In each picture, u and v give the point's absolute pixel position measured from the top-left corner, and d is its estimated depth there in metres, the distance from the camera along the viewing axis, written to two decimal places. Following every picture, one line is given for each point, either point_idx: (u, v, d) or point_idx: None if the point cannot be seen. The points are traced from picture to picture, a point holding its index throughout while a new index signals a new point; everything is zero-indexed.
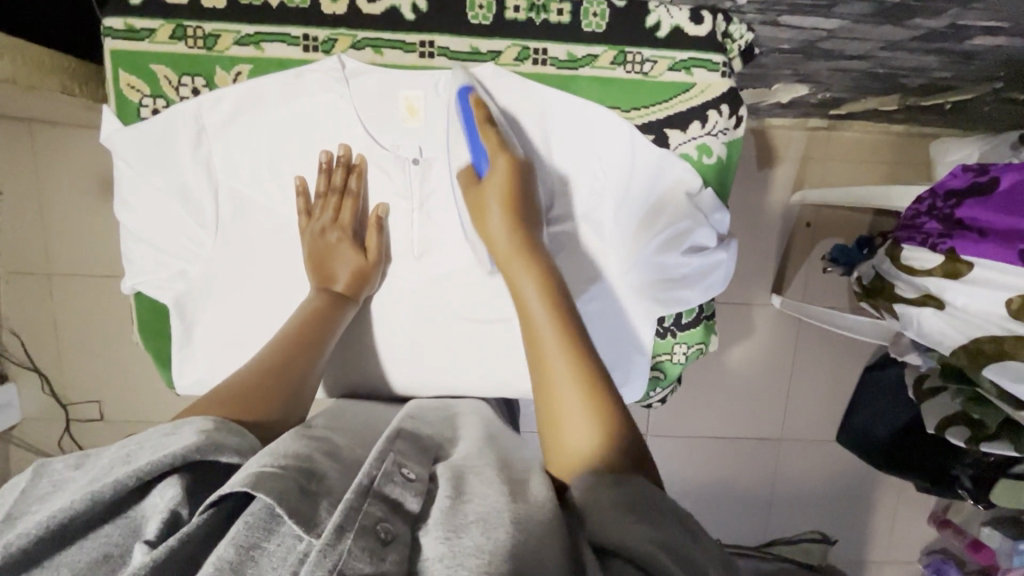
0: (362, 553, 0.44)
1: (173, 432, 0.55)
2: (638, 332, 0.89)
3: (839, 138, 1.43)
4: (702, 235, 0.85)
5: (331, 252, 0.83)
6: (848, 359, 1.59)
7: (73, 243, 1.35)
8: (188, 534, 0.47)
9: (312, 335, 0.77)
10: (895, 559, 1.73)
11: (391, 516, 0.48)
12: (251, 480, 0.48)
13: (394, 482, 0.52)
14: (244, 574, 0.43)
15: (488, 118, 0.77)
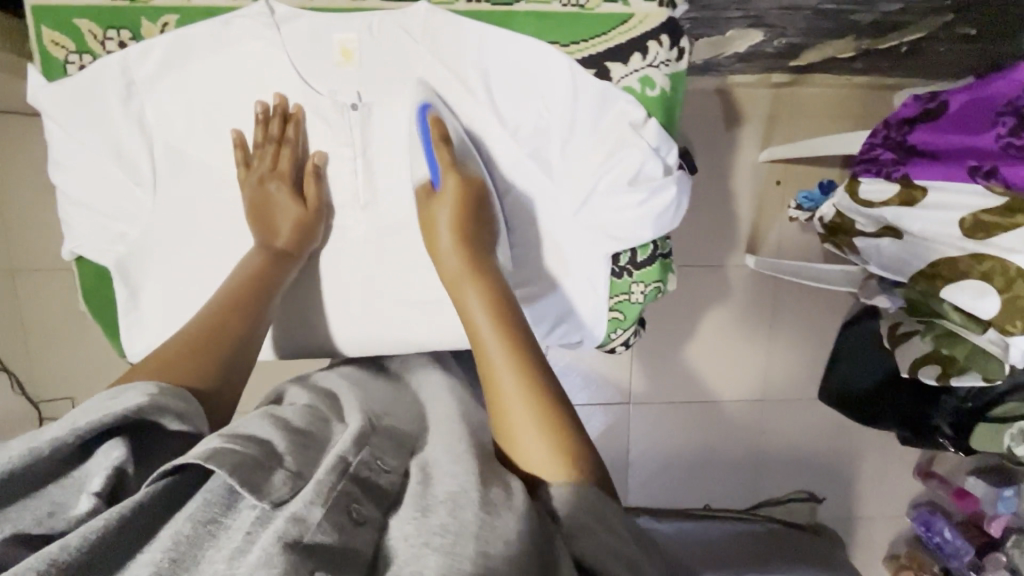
0: (329, 528, 0.45)
1: (118, 394, 0.52)
2: (591, 270, 0.88)
3: (803, 93, 1.43)
4: (649, 168, 0.82)
5: (268, 205, 0.83)
6: (826, 316, 1.59)
7: (36, 236, 1.34)
8: (141, 502, 0.45)
9: (258, 292, 0.77)
10: (884, 514, 1.74)
11: (362, 499, 0.49)
12: (209, 453, 0.47)
13: (370, 468, 0.53)
14: (200, 549, 0.43)
15: (443, 136, 0.78)
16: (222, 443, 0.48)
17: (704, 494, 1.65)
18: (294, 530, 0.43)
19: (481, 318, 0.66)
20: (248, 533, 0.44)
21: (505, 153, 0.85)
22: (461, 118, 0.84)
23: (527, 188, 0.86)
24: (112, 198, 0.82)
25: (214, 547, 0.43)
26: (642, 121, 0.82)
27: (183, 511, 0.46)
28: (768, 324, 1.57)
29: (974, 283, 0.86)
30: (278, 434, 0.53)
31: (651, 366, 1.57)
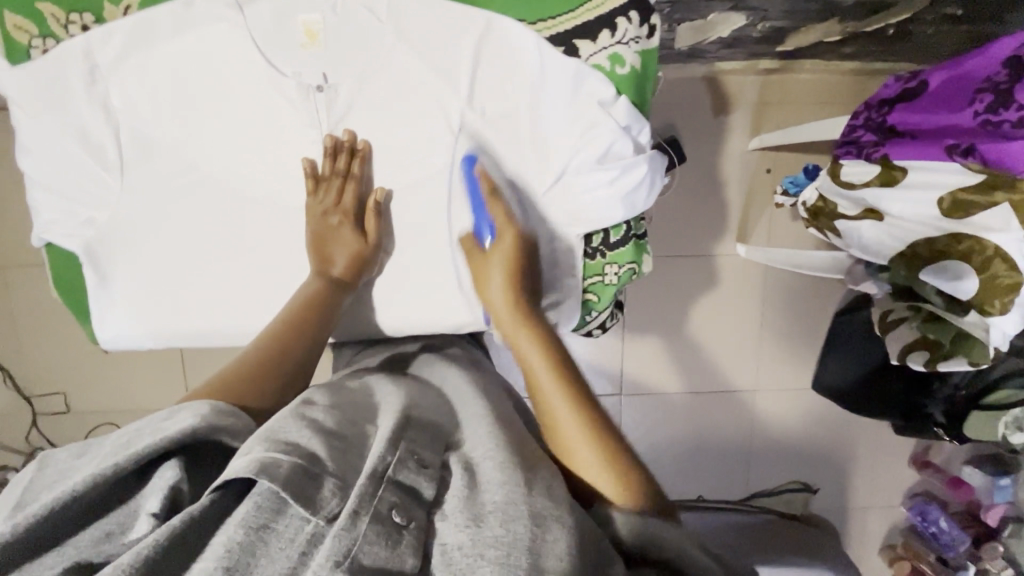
0: (376, 537, 0.45)
1: (172, 417, 0.51)
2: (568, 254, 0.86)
3: (791, 80, 1.41)
4: (618, 146, 0.81)
5: (329, 238, 0.84)
6: (819, 306, 1.57)
7: (19, 234, 1.34)
8: (193, 514, 0.45)
9: (310, 317, 0.78)
10: (880, 505, 1.72)
11: (406, 502, 0.49)
12: (258, 465, 0.46)
13: (410, 469, 0.52)
14: (256, 558, 0.43)
15: (493, 187, 0.81)
16: (272, 454, 0.48)
17: (698, 484, 1.64)
18: (343, 547, 0.44)
19: (529, 348, 0.68)
20: (303, 549, 0.44)
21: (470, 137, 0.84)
22: (428, 101, 0.83)
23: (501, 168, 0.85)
24: (80, 181, 0.82)
25: (265, 559, 0.43)
26: (613, 100, 0.80)
27: (232, 516, 0.45)
28: (760, 314, 1.56)
29: (953, 266, 0.90)
30: (317, 437, 0.52)
31: (644, 357, 1.55)
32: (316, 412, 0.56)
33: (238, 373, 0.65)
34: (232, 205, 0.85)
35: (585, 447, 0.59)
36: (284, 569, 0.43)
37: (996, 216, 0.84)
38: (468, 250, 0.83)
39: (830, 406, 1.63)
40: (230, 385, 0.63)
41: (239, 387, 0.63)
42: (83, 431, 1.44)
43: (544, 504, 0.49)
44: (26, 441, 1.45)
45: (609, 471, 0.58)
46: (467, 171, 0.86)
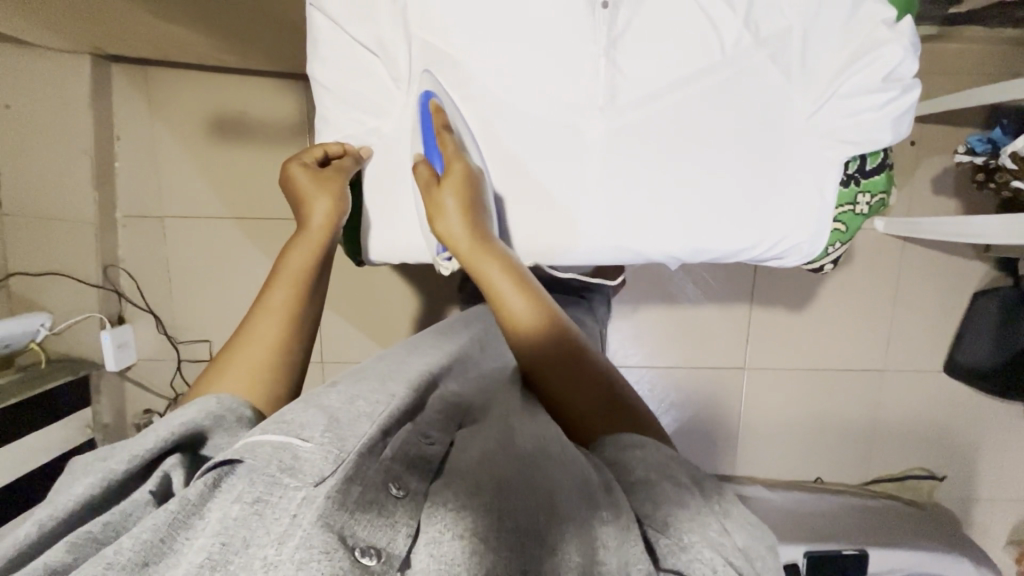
0: (370, 508, 0.41)
1: (180, 411, 0.53)
2: (820, 197, 0.69)
3: (945, 49, 1.37)
4: (902, 65, 0.64)
5: (305, 196, 0.70)
6: (955, 286, 1.52)
7: (184, 186, 1.42)
8: (184, 499, 0.41)
9: (309, 281, 0.68)
10: (1008, 498, 1.64)
11: (405, 473, 0.46)
12: (242, 446, 0.43)
13: (411, 445, 0.50)
14: (252, 530, 0.38)
15: (446, 124, 0.66)
16: (260, 436, 0.44)
17: (816, 466, 1.61)
18: (341, 510, 0.40)
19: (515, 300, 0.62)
20: (296, 514, 0.39)
21: (722, 55, 0.65)
22: (696, 9, 0.64)
23: (751, 87, 0.67)
24: (366, 89, 0.70)
25: (261, 532, 0.38)
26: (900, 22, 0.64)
27: (227, 492, 0.41)
28: (893, 290, 1.52)
29: None
30: (319, 417, 0.47)
31: (768, 332, 1.53)
32: (333, 391, 0.54)
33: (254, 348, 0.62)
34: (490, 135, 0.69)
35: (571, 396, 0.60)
36: (276, 536, 0.37)
37: None
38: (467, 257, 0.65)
39: (959, 392, 1.57)
40: (238, 371, 0.60)
41: (251, 375, 0.60)
42: None
43: (534, 475, 0.48)
44: (170, 387, 1.51)
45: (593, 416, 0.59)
46: (706, 87, 0.67)
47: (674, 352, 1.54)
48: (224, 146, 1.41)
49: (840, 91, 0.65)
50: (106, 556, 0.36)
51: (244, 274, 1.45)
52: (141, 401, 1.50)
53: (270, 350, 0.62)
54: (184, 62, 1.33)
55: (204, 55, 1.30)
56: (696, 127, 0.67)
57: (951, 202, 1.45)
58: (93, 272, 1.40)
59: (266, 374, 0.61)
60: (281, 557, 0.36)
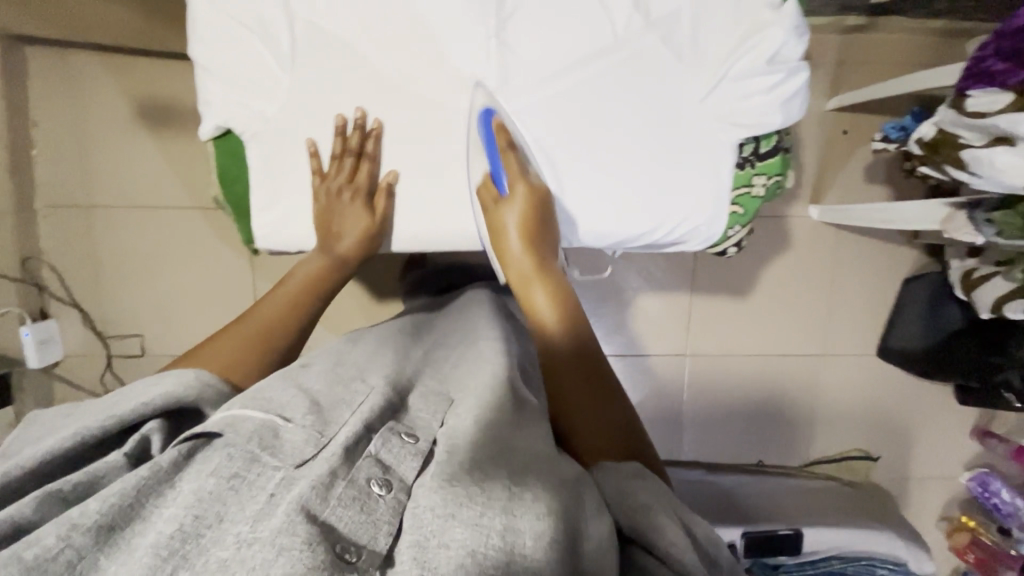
0: (348, 500, 0.44)
1: (159, 380, 0.53)
2: (717, 179, 0.72)
3: (875, 39, 1.40)
4: (786, 48, 0.67)
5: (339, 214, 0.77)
6: (888, 271, 1.56)
7: (108, 173, 1.36)
8: (157, 467, 0.44)
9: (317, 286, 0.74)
10: (940, 476, 1.70)
11: (385, 470, 0.49)
12: (227, 420, 0.48)
13: (390, 445, 0.52)
14: (224, 505, 0.42)
15: (511, 143, 0.70)
16: (242, 412, 0.49)
17: (758, 449, 1.64)
18: (319, 498, 0.43)
19: (544, 308, 0.62)
20: (274, 493, 0.43)
21: (614, 36, 0.69)
22: None
23: (644, 67, 0.70)
24: (251, 67, 0.72)
25: (236, 503, 0.42)
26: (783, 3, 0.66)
27: (202, 466, 0.45)
28: (829, 276, 1.55)
29: None
30: (301, 405, 0.53)
31: (708, 319, 1.55)
32: (305, 377, 0.59)
33: (243, 333, 0.64)
34: None
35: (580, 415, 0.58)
36: (254, 511, 0.41)
37: None
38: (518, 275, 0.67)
39: (892, 374, 1.62)
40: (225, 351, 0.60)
41: (239, 358, 0.60)
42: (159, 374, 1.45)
43: (515, 472, 0.49)
44: (100, 383, 1.46)
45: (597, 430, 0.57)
46: (602, 67, 0.70)
47: (617, 340, 1.55)
48: (150, 132, 1.36)
49: (731, 69, 0.68)
50: (88, 504, 0.41)
51: (176, 266, 1.41)
52: (70, 399, 1.45)
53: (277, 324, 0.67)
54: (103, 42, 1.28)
55: (121, 36, 1.24)
56: (591, 104, 0.72)
57: (882, 190, 1.49)
58: (11, 265, 1.33)
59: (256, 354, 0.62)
60: (255, 535, 0.39)
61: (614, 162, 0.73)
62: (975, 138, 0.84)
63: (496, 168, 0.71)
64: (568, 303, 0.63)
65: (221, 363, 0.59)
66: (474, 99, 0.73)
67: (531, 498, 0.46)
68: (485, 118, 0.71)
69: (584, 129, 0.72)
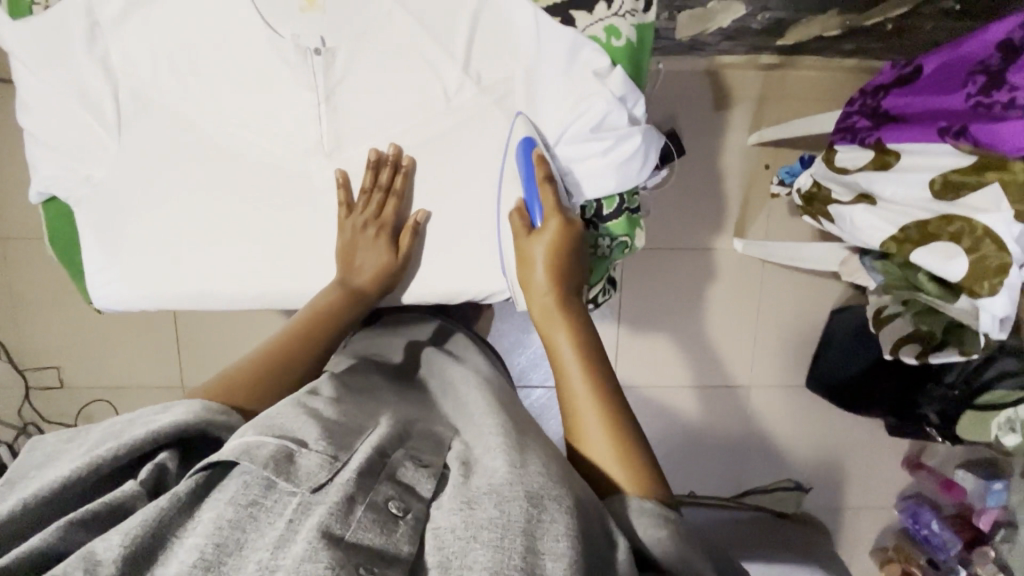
0: (369, 523, 0.42)
1: (167, 409, 0.48)
2: None
3: (793, 76, 1.42)
4: (614, 116, 0.67)
5: (352, 251, 0.71)
6: (815, 303, 1.56)
7: (19, 207, 1.33)
8: (178, 498, 0.42)
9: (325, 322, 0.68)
10: (872, 506, 1.70)
11: (404, 493, 0.46)
12: (241, 449, 0.44)
13: (404, 467, 0.48)
14: (245, 534, 0.40)
15: (548, 175, 0.67)
16: (258, 437, 0.45)
17: (690, 480, 1.64)
18: (340, 522, 0.41)
19: (538, 266, 0.65)
20: (290, 519, 0.41)
21: (448, 103, 0.70)
22: (418, 60, 0.68)
23: (479, 134, 0.71)
24: (75, 134, 0.64)
25: (254, 535, 0.40)
26: (607, 71, 0.66)
27: (222, 493, 0.43)
28: (756, 308, 1.55)
29: (940, 244, 0.71)
30: (314, 427, 0.49)
31: (637, 351, 1.55)
32: (318, 408, 0.53)
33: (242, 368, 0.58)
34: (223, 178, 0.68)
35: (576, 373, 0.56)
36: (271, 541, 0.39)
37: (985, 197, 0.66)
38: (514, 228, 0.69)
39: (823, 405, 1.63)
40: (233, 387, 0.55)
41: (247, 394, 0.55)
42: (79, 406, 1.44)
43: (542, 482, 0.45)
44: (19, 414, 1.44)
45: (612, 439, 0.52)
46: (438, 133, 0.71)
47: None
48: None
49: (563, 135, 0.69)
50: (108, 538, 0.38)
51: None
52: None
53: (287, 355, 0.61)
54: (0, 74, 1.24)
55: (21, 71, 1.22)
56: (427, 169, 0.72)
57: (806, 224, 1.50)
58: None
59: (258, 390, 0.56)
60: (279, 562, 0.38)
61: (451, 224, 0.74)
62: (840, 194, 0.84)
63: (527, 198, 0.68)
64: (564, 240, 0.66)
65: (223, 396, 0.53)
66: (512, 134, 0.70)
67: (546, 508, 0.43)
68: (524, 148, 0.68)
69: (422, 194, 0.73)
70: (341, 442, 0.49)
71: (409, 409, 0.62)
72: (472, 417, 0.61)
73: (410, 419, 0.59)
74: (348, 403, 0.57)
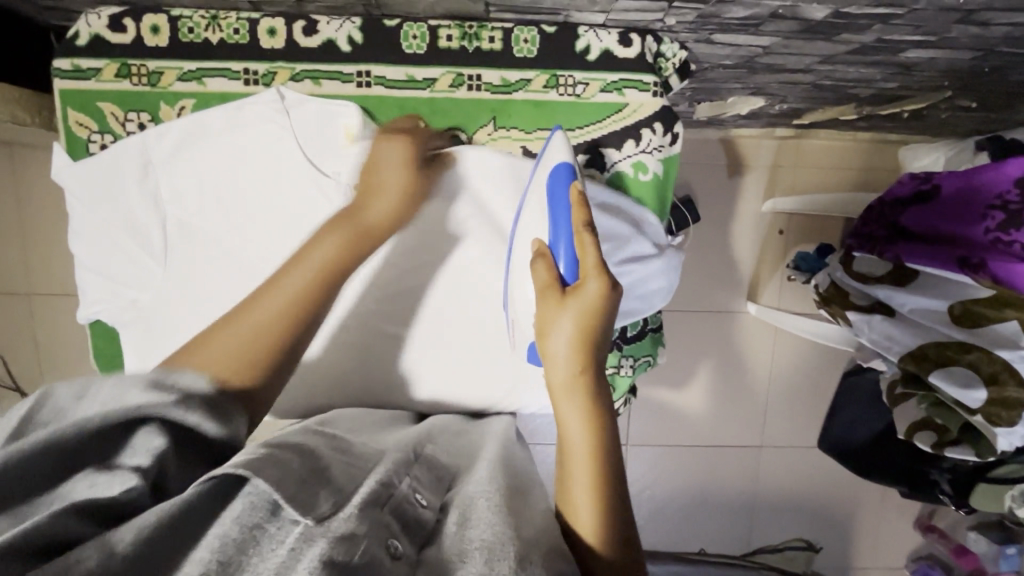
0: (373, 562, 0.35)
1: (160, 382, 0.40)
2: None
3: (807, 146, 1.45)
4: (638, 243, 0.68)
5: (368, 184, 0.60)
6: (828, 364, 1.57)
7: (49, 265, 1.36)
8: (178, 503, 0.35)
9: (338, 275, 0.55)
10: (882, 565, 1.70)
11: (404, 530, 0.40)
12: (250, 461, 0.38)
13: (410, 501, 0.43)
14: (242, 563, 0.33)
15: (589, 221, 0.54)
16: (269, 454, 0.40)
17: (700, 537, 1.63)
18: (344, 555, 0.34)
19: (561, 331, 0.51)
20: (291, 550, 0.34)
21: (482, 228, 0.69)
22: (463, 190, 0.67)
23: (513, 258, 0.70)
24: (122, 264, 0.65)
25: (254, 563, 0.33)
26: (637, 211, 0.68)
27: (221, 514, 0.36)
28: (767, 368, 1.56)
29: (960, 370, 0.73)
30: (324, 454, 0.44)
31: (648, 409, 1.56)
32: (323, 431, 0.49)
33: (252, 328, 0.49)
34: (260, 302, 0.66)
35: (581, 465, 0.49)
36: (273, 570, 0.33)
37: (1005, 331, 0.70)
38: (538, 273, 0.56)
39: (834, 465, 1.63)
40: (230, 342, 0.48)
41: (235, 356, 0.47)
42: None
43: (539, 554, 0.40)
44: None
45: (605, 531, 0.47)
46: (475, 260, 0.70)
47: None
48: None
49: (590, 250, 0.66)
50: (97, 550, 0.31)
51: None
52: None
53: (286, 316, 0.50)
54: (28, 142, 1.26)
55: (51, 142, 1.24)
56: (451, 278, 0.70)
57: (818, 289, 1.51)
58: None
59: (258, 356, 0.48)
60: None
61: (475, 342, 0.71)
62: (858, 297, 0.85)
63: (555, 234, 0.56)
64: (601, 314, 0.51)
65: (208, 366, 0.46)
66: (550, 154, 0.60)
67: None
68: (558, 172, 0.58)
69: (457, 317, 0.71)
70: (340, 467, 0.43)
71: (419, 435, 0.58)
72: (481, 457, 0.57)
73: (419, 442, 0.54)
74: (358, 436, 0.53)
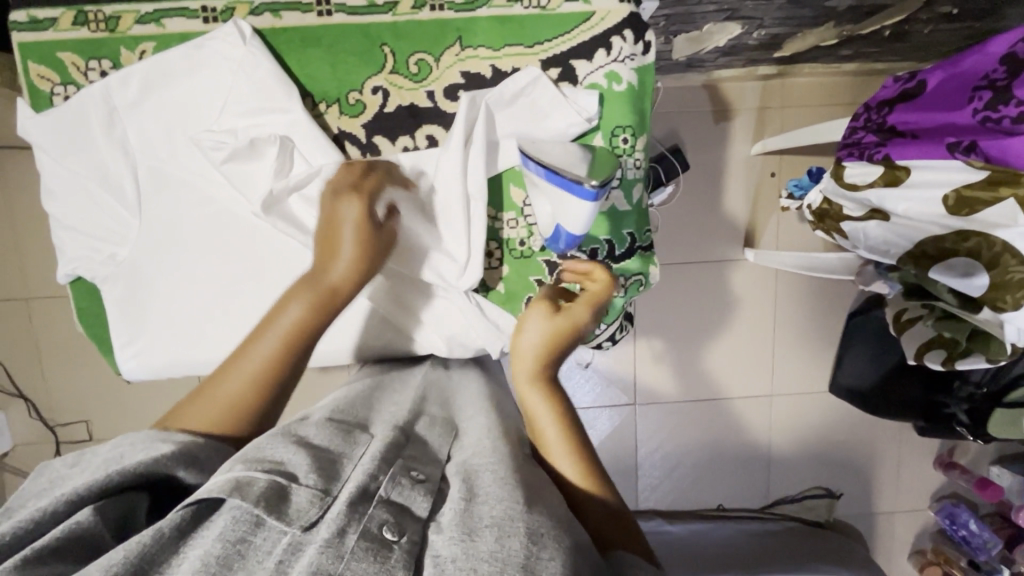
0: (364, 554, 0.35)
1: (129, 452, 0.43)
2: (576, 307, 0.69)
3: (792, 84, 1.43)
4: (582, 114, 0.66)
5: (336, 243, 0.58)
6: (832, 306, 1.55)
7: (43, 266, 1.35)
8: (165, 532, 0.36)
9: (306, 339, 0.55)
10: (906, 508, 1.66)
11: (398, 516, 0.39)
12: (231, 484, 0.38)
13: (400, 484, 0.42)
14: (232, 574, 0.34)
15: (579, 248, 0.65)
16: (248, 473, 0.39)
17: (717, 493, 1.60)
18: (330, 560, 0.34)
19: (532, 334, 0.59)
20: (279, 562, 0.35)
21: (442, 153, 0.65)
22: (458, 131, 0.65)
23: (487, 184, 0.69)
24: (95, 216, 0.64)
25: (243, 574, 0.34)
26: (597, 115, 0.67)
27: (209, 530, 0.37)
28: (772, 316, 1.54)
29: (961, 261, 0.75)
30: (305, 456, 0.43)
31: (654, 366, 1.53)
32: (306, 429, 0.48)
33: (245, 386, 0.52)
34: (239, 247, 0.66)
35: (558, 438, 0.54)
36: None
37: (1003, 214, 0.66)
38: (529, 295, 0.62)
39: (847, 409, 1.60)
40: (212, 402, 0.51)
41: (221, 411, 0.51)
42: None
43: (539, 519, 0.40)
44: None
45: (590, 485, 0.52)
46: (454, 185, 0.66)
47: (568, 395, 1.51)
48: None
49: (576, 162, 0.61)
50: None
51: None
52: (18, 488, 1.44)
53: (249, 381, 0.52)
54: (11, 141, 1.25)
55: None
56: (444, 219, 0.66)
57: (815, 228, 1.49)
58: None
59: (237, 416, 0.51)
60: None
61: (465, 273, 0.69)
62: (852, 210, 0.85)
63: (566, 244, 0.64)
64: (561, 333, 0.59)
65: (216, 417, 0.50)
66: (563, 212, 0.61)
67: (550, 555, 0.38)
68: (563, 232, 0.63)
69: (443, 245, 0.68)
70: (327, 462, 0.43)
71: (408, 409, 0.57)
72: (474, 430, 0.56)
73: (410, 420, 0.53)
74: (344, 420, 0.51)
